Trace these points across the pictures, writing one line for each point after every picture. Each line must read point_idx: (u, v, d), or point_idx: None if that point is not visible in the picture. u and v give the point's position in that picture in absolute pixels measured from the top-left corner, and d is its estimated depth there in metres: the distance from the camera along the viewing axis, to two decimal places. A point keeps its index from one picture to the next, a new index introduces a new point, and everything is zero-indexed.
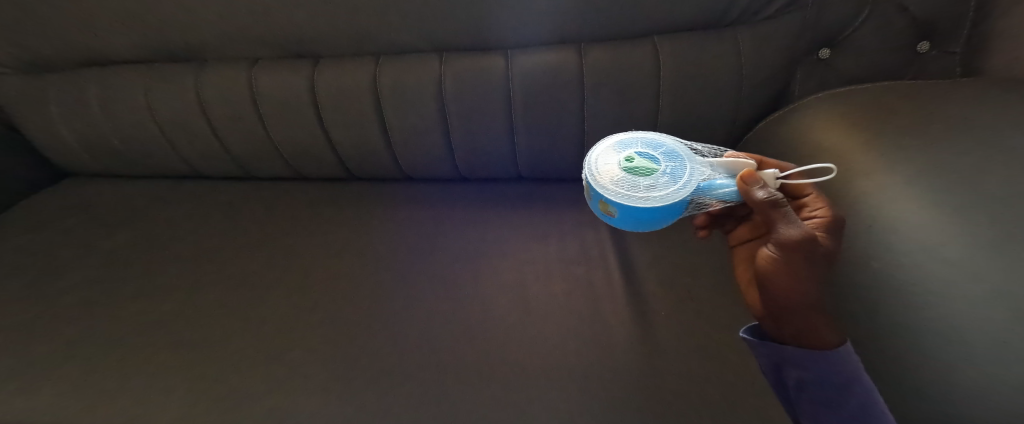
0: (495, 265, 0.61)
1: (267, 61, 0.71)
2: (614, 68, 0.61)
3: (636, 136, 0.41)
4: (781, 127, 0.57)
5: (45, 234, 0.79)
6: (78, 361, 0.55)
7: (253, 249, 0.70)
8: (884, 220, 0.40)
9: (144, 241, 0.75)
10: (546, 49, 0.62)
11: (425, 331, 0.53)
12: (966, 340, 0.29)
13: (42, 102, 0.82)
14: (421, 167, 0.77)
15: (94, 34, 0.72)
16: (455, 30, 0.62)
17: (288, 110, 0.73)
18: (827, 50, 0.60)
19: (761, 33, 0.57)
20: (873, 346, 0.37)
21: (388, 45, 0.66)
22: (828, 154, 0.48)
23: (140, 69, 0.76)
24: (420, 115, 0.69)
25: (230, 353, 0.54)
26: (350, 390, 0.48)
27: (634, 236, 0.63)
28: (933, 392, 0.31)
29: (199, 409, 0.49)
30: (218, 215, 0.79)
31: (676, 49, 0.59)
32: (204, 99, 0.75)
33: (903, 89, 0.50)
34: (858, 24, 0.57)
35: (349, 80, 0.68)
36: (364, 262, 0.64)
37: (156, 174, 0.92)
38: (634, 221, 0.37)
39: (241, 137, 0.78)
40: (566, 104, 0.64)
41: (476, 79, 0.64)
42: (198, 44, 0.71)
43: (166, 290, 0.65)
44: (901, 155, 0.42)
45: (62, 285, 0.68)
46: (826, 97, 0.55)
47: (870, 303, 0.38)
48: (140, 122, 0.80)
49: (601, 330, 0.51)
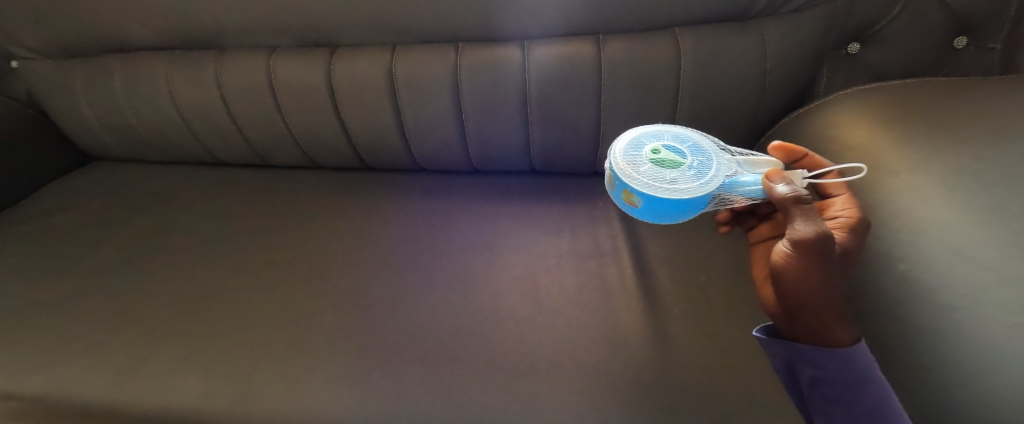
0: (507, 257, 0.61)
1: (285, 50, 0.72)
2: (633, 60, 0.60)
3: (662, 130, 0.41)
4: (805, 124, 0.56)
5: (72, 215, 0.82)
6: (104, 340, 0.58)
7: (271, 236, 0.72)
8: (910, 220, 0.38)
9: (166, 225, 0.77)
10: (565, 39, 0.61)
11: (437, 321, 0.54)
12: (994, 344, 0.28)
13: (71, 88, 0.84)
14: (434, 157, 0.77)
15: (121, 22, 0.74)
16: (472, 20, 0.62)
17: (305, 98, 0.73)
18: (857, 45, 0.58)
19: (789, 26, 0.55)
20: (891, 350, 0.36)
21: (405, 35, 0.66)
22: (855, 151, 0.47)
23: (163, 55, 0.78)
24: (435, 106, 0.69)
25: (247, 337, 0.56)
26: (364, 376, 0.49)
27: (647, 232, 0.63)
28: (949, 398, 0.30)
29: (214, 391, 0.50)
30: (235, 202, 0.81)
31: (698, 41, 0.58)
32: (224, 87, 0.76)
33: (936, 86, 0.48)
34: (891, 17, 0.54)
35: (365, 70, 0.68)
36: (377, 252, 0.65)
37: (177, 161, 0.94)
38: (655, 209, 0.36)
39: (259, 124, 0.79)
40: (582, 96, 0.63)
41: (491, 70, 0.64)
42: (219, 31, 0.72)
43: (186, 273, 0.67)
44: (933, 155, 0.41)
45: (89, 264, 0.70)
46: (855, 92, 0.53)
47: (889, 304, 0.37)
48: (162, 109, 0.82)
49: (611, 324, 0.51)
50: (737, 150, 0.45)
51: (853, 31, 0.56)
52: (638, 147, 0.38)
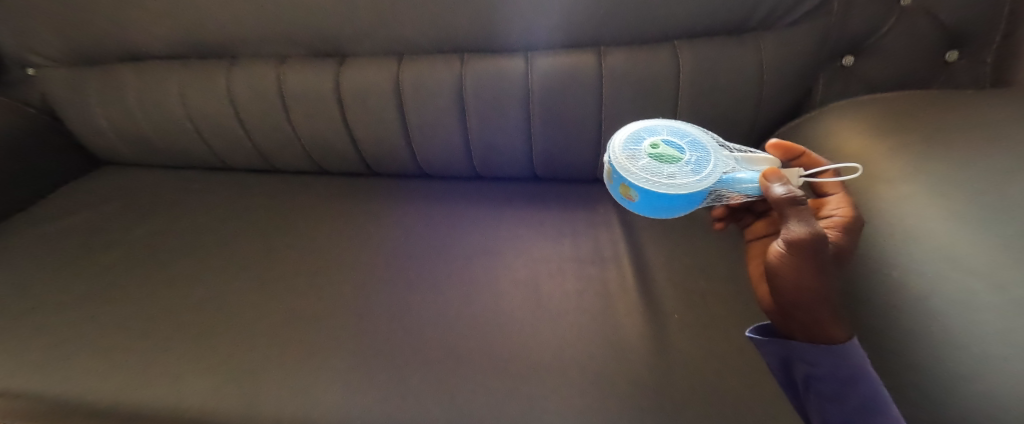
0: (509, 261, 0.62)
1: (295, 59, 0.74)
2: (633, 71, 0.61)
3: (659, 125, 0.42)
4: (801, 134, 0.57)
5: (82, 218, 0.84)
6: (111, 340, 0.59)
7: (276, 240, 0.73)
8: (905, 228, 0.39)
9: (175, 228, 0.79)
10: (567, 50, 0.63)
11: (439, 324, 0.55)
12: (983, 346, 0.29)
13: (85, 94, 0.87)
14: (438, 164, 0.79)
15: (138, 31, 0.77)
16: (477, 32, 0.64)
17: (313, 106, 0.75)
18: (851, 57, 0.59)
19: (785, 39, 0.57)
20: (884, 354, 0.36)
21: (413, 45, 0.68)
22: (850, 160, 0.48)
23: (176, 63, 0.80)
24: (440, 114, 0.71)
25: (252, 338, 0.57)
26: (367, 379, 0.49)
27: (647, 238, 0.64)
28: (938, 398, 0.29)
29: (218, 392, 0.51)
30: (242, 206, 0.82)
31: (696, 52, 0.59)
32: (234, 94, 0.78)
33: (928, 99, 0.50)
34: (884, 31, 0.56)
35: (372, 78, 0.70)
36: (381, 256, 0.66)
37: (186, 165, 0.96)
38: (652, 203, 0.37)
39: (268, 130, 0.81)
40: (584, 105, 0.65)
41: (495, 79, 0.65)
42: (231, 40, 0.74)
43: (193, 275, 0.68)
44: (925, 164, 0.42)
45: (98, 266, 0.72)
46: (850, 104, 0.55)
47: (885, 309, 0.37)
48: (173, 115, 0.84)
49: (611, 329, 0.51)
50: (736, 147, 0.47)
51: (847, 44, 0.58)
52: (637, 142, 0.39)
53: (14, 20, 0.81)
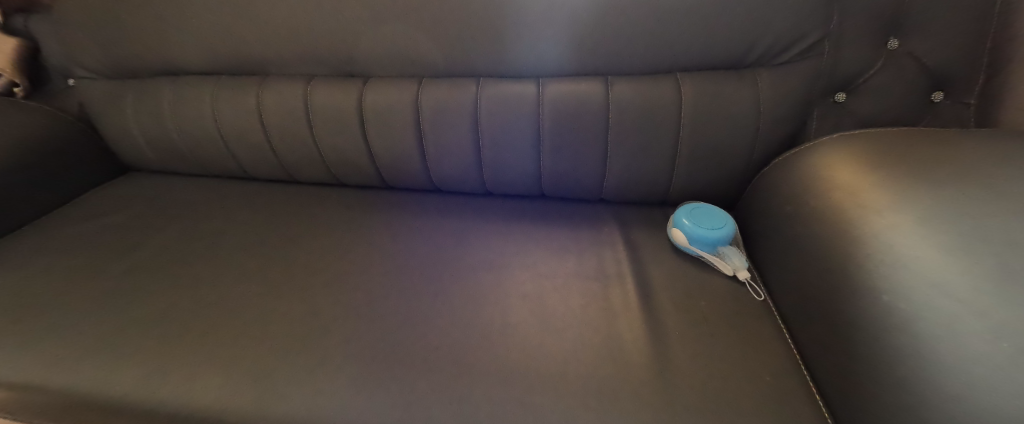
0: (517, 276, 0.65)
1: (323, 78, 0.80)
2: (638, 100, 0.66)
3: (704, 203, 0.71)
4: (797, 164, 0.60)
5: (107, 220, 0.87)
6: (128, 337, 0.60)
7: (293, 248, 0.76)
8: (892, 254, 0.41)
9: (196, 233, 0.82)
10: (577, 79, 0.68)
11: (448, 333, 0.56)
12: (970, 366, 0.30)
13: (122, 105, 0.93)
14: (450, 181, 0.82)
15: (179, 50, 0.83)
16: (494, 59, 0.69)
17: (337, 122, 0.80)
18: (843, 94, 0.63)
19: (780, 76, 0.62)
20: (881, 376, 0.38)
21: (433, 70, 0.73)
22: (842, 190, 0.51)
23: (211, 79, 0.86)
24: (455, 132, 0.75)
25: (265, 341, 0.58)
26: (377, 382, 0.51)
27: (649, 259, 0.67)
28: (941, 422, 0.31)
29: (231, 392, 0.52)
30: (262, 213, 0.86)
31: (697, 86, 0.64)
32: (263, 108, 0.83)
33: (916, 136, 0.53)
34: (872, 72, 0.60)
35: (393, 98, 0.75)
36: (395, 266, 0.69)
37: (209, 174, 1.00)
38: (703, 245, 0.64)
39: (291, 144, 0.86)
40: (591, 129, 0.69)
41: (508, 103, 0.70)
42: (265, 60, 0.80)
43: (212, 279, 0.71)
44: (911, 195, 0.44)
45: (122, 266, 0.74)
46: (841, 138, 0.58)
47: (878, 332, 0.39)
48: (202, 126, 0.89)
49: (616, 345, 0.53)
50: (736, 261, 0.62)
51: (838, 82, 0.62)
52: None
53: (65, 35, 0.88)
